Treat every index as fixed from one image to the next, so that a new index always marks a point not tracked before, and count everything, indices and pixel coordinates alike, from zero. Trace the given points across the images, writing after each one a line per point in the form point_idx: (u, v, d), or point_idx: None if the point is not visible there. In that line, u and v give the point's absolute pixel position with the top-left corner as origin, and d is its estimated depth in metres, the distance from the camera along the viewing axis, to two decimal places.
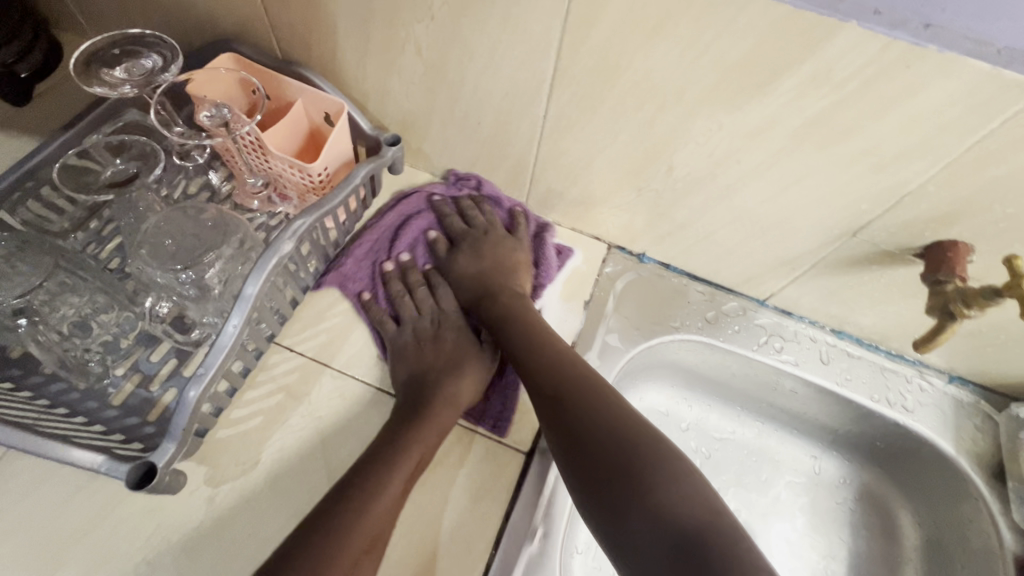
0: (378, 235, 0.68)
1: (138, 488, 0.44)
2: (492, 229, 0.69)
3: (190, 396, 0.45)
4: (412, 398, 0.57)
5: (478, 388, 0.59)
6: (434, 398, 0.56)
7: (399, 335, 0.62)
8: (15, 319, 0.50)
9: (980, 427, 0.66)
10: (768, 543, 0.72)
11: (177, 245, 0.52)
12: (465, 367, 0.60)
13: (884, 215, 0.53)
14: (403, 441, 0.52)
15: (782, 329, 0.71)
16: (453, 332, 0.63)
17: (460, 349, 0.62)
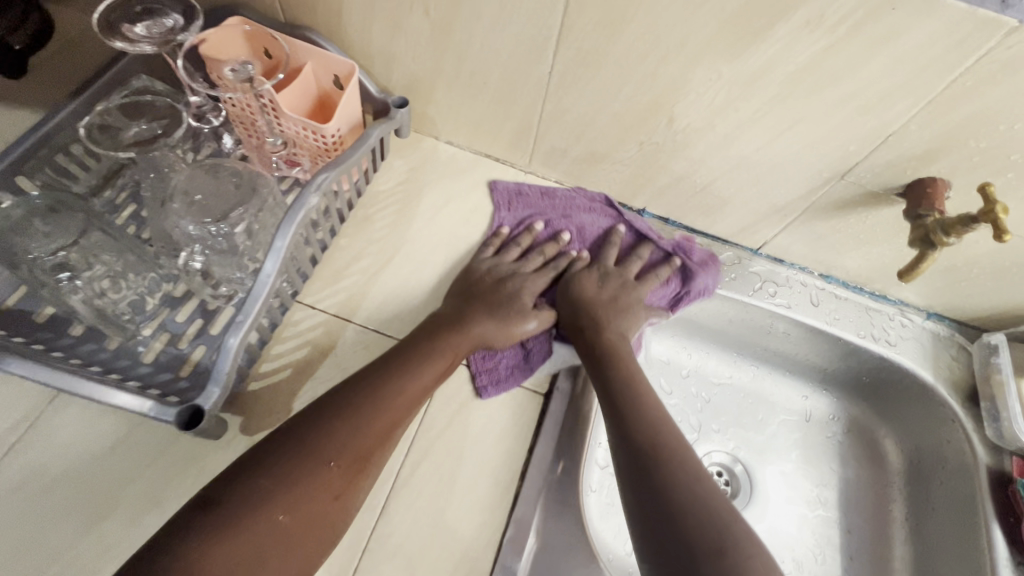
0: (559, 205, 0.74)
1: (189, 429, 0.46)
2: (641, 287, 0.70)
3: (230, 342, 0.48)
4: (454, 311, 0.63)
5: (487, 332, 0.63)
6: (464, 314, 0.63)
7: (488, 262, 0.69)
8: (55, 273, 0.51)
9: (956, 357, 0.72)
10: (762, 484, 0.77)
11: (208, 200, 0.53)
12: (509, 318, 0.64)
13: (870, 156, 0.57)
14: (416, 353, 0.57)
15: (775, 275, 0.75)
16: (522, 291, 0.67)
17: (511, 300, 0.66)
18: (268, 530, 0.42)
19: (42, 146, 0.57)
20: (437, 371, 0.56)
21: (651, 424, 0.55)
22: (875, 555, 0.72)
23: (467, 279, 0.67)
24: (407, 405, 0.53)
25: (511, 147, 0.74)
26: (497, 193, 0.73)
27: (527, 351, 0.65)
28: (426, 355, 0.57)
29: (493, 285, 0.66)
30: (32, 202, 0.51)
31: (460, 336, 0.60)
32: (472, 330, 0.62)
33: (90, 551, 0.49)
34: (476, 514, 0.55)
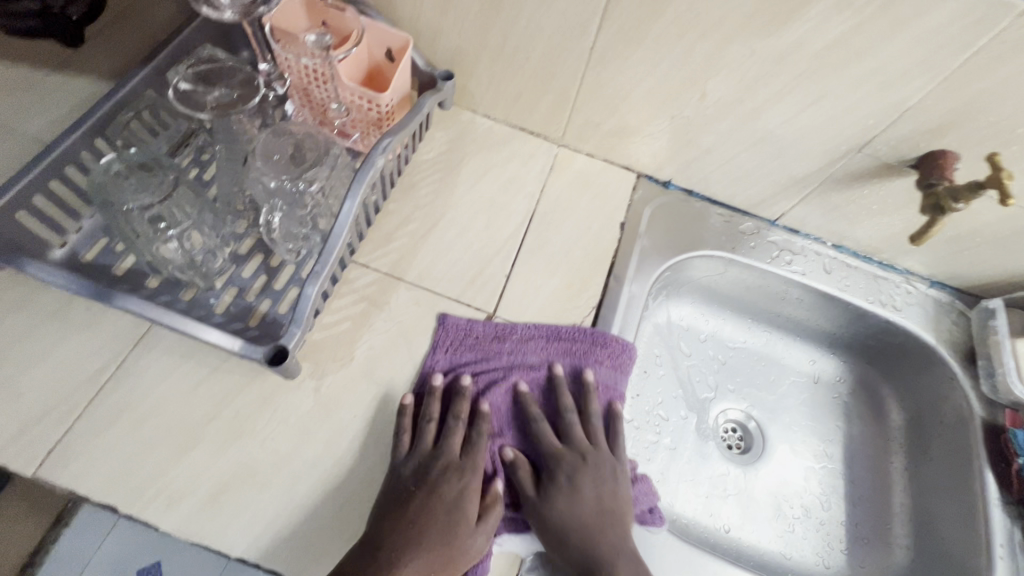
0: (505, 351, 0.64)
1: (274, 366, 0.52)
2: (601, 452, 0.61)
3: (310, 290, 0.54)
4: (380, 543, 0.51)
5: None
6: (381, 560, 0.50)
7: (412, 459, 0.56)
8: (155, 225, 0.56)
9: (956, 322, 0.78)
10: (771, 470, 0.82)
11: (284, 157, 0.58)
12: (454, 541, 0.52)
13: (887, 129, 0.62)
14: None
15: (791, 245, 0.81)
16: (452, 491, 0.55)
17: (451, 515, 0.53)
18: None
19: (119, 108, 0.61)
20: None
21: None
22: (877, 503, 0.79)
23: (396, 488, 0.54)
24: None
25: (546, 120, 0.78)
26: (446, 329, 0.64)
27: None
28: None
29: (427, 494, 0.54)
30: (129, 159, 0.55)
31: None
32: (397, 573, 0.50)
33: (179, 481, 0.53)
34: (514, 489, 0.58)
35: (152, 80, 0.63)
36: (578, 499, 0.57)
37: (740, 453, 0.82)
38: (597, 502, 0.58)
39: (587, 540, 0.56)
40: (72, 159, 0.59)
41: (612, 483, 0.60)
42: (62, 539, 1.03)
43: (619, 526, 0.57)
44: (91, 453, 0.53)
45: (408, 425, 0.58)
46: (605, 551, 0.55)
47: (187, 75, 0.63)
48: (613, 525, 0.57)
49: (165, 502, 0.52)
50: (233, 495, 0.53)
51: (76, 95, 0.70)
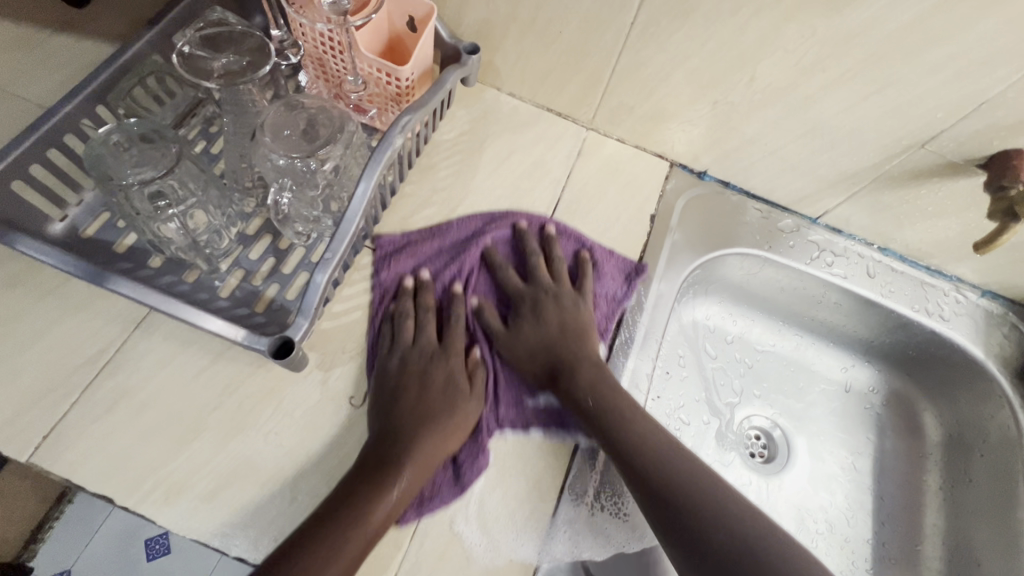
0: (441, 246, 0.65)
1: (279, 359, 0.48)
2: (561, 289, 0.65)
3: (319, 279, 0.50)
4: (394, 444, 0.52)
5: (432, 458, 0.53)
6: (394, 456, 0.51)
7: (392, 358, 0.57)
8: (153, 203, 0.50)
9: (1008, 335, 0.72)
10: (793, 478, 0.78)
11: (297, 135, 0.52)
12: (454, 419, 0.55)
13: (958, 124, 0.56)
14: (381, 478, 0.49)
15: (833, 245, 0.75)
16: (423, 371, 0.57)
17: (450, 390, 0.57)
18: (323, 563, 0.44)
19: (124, 74, 0.56)
20: (368, 534, 0.47)
21: (639, 453, 0.53)
22: (909, 523, 0.74)
23: (384, 390, 0.55)
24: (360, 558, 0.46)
25: (576, 102, 0.72)
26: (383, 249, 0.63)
27: (460, 460, 0.55)
28: (350, 522, 0.46)
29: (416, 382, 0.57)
30: (130, 130, 0.50)
31: (400, 482, 0.50)
32: (405, 470, 0.51)
33: (176, 474, 0.50)
34: (528, 494, 0.55)
35: (160, 43, 0.58)
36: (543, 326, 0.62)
37: (763, 462, 0.78)
38: (565, 316, 0.62)
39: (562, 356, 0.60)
40: (73, 128, 0.55)
41: (577, 305, 0.64)
42: (71, 508, 1.06)
43: (585, 340, 0.61)
44: (87, 441, 0.50)
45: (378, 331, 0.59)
46: (572, 360, 0.59)
47: (191, 38, 0.56)
48: (578, 340, 0.61)
49: (162, 497, 0.49)
50: (233, 492, 0.50)
51: (80, 59, 0.66)
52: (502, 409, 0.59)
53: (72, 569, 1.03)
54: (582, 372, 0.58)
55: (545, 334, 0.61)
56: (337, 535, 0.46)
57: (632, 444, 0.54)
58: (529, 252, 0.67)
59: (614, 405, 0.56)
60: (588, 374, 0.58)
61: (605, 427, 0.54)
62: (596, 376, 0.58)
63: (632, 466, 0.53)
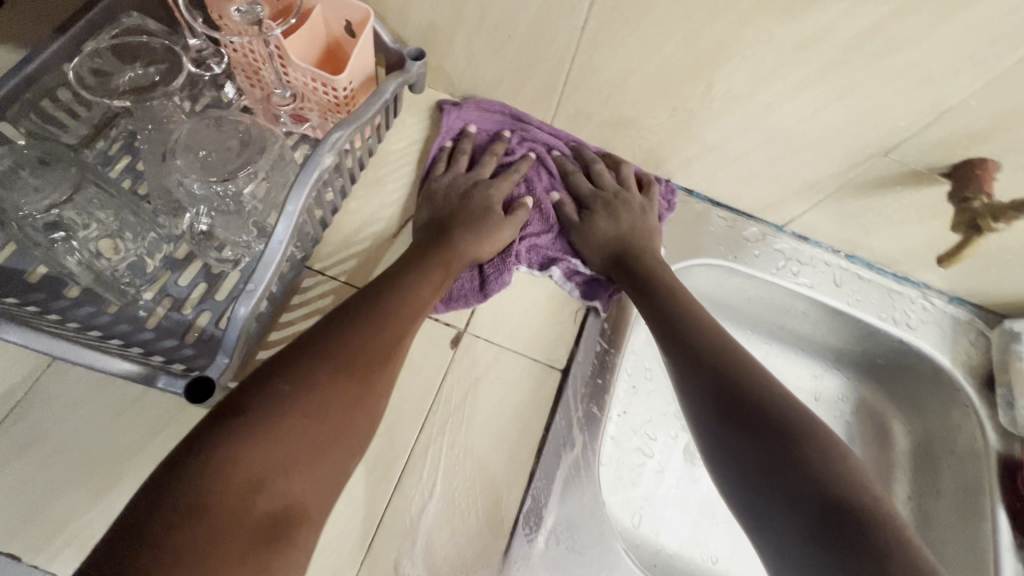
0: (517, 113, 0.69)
1: (196, 403, 0.44)
2: (630, 193, 0.67)
3: (240, 312, 0.45)
4: (432, 239, 0.59)
5: (462, 258, 0.59)
6: (436, 244, 0.58)
7: (442, 178, 0.65)
8: (50, 235, 0.46)
9: (975, 342, 0.71)
10: None
11: (212, 156, 0.49)
12: (487, 228, 0.61)
13: (920, 133, 0.53)
14: (412, 266, 0.55)
15: (799, 253, 0.73)
16: (485, 199, 0.63)
17: (486, 213, 0.62)
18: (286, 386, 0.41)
19: (28, 87, 0.51)
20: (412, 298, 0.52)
21: (693, 322, 0.56)
22: None
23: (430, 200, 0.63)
24: (413, 311, 0.52)
25: (532, 108, 0.69)
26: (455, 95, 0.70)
27: (485, 272, 0.62)
28: (396, 282, 0.53)
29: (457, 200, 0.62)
30: (20, 152, 0.46)
31: (439, 261, 0.57)
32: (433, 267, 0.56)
33: (94, 524, 0.46)
34: (476, 529, 0.52)
35: (69, 55, 0.52)
36: (609, 215, 0.64)
37: None
38: (629, 212, 0.65)
39: (620, 242, 0.64)
40: None
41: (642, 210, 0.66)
42: None
43: (650, 239, 0.65)
44: None
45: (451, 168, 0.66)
46: (635, 243, 0.64)
47: (99, 47, 0.51)
48: (643, 237, 0.65)
49: (76, 550, 0.46)
50: None
51: None
52: (542, 252, 0.65)
53: None
54: (642, 254, 0.63)
55: (614, 222, 0.64)
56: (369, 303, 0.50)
57: (689, 315, 0.57)
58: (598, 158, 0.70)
59: (674, 286, 0.60)
60: (648, 257, 0.63)
61: (666, 301, 0.59)
62: (653, 259, 0.63)
63: (683, 331, 0.55)
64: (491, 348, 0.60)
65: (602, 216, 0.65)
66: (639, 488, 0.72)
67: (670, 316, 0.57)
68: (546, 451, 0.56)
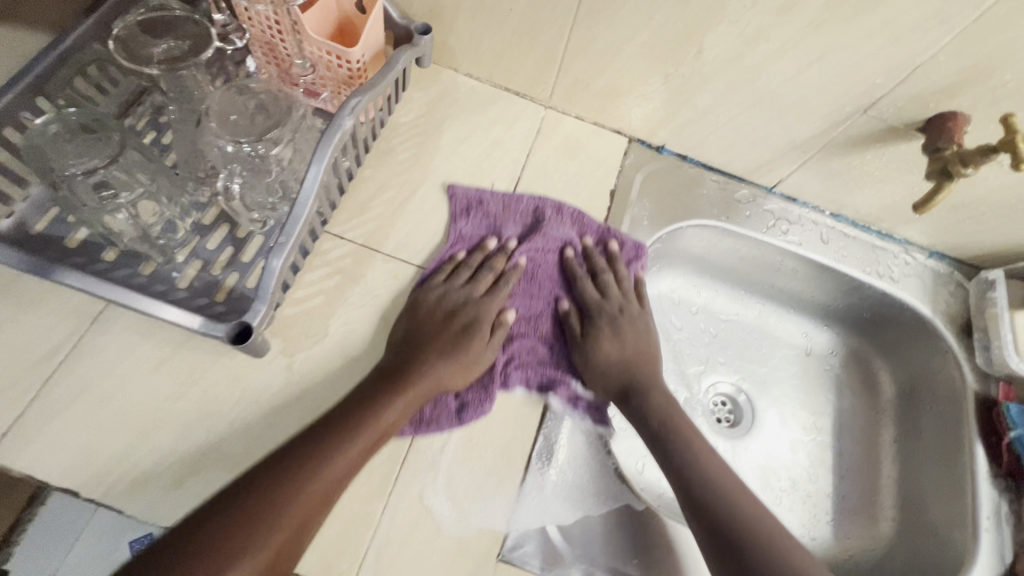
0: (523, 217, 0.69)
1: (239, 344, 0.49)
2: (629, 311, 0.67)
3: (275, 264, 0.50)
4: (409, 362, 0.58)
5: (437, 387, 0.57)
6: (412, 367, 0.57)
7: (436, 289, 0.63)
8: (99, 193, 0.51)
9: (953, 293, 0.76)
10: (762, 437, 0.80)
11: (242, 119, 0.53)
12: (465, 359, 0.59)
13: (896, 88, 0.57)
14: (377, 401, 0.53)
15: (788, 213, 0.77)
16: (479, 320, 0.62)
17: (468, 337, 0.60)
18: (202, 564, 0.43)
19: (61, 64, 0.54)
20: (374, 435, 0.52)
21: (706, 480, 0.55)
22: (866, 473, 0.78)
23: (418, 318, 0.61)
24: (364, 452, 0.51)
25: (533, 80, 0.72)
26: (458, 197, 0.68)
27: (463, 398, 0.59)
28: (362, 419, 0.52)
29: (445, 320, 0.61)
30: (68, 119, 0.49)
31: (409, 387, 0.55)
32: (398, 402, 0.54)
33: (143, 461, 0.51)
34: (491, 464, 0.56)
35: (99, 32, 0.56)
36: (613, 343, 0.64)
37: (730, 427, 0.81)
38: (628, 337, 0.66)
39: (622, 369, 0.63)
40: (10, 120, 0.52)
41: (641, 331, 0.67)
42: None
43: (651, 369, 0.65)
44: (50, 434, 0.50)
45: (450, 282, 0.64)
46: (640, 384, 0.63)
47: (128, 22, 0.55)
48: (644, 365, 0.64)
49: (129, 485, 0.50)
50: (201, 477, 0.51)
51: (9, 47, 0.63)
52: (531, 368, 0.62)
53: None
54: (646, 393, 0.62)
55: (614, 349, 0.64)
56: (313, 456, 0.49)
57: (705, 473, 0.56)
58: (600, 270, 0.68)
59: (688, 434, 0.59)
60: (652, 391, 0.62)
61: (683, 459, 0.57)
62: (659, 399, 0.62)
63: (702, 494, 0.55)
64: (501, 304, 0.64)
65: (603, 342, 0.64)
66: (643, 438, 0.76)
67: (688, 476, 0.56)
68: (556, 394, 0.60)
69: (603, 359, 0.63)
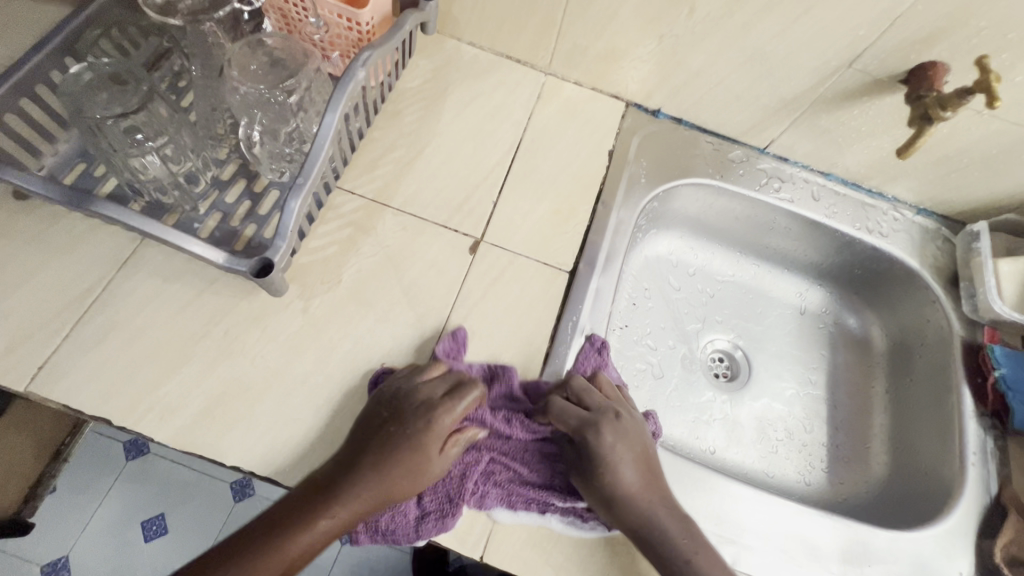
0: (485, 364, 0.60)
1: (261, 279, 0.53)
2: (624, 421, 0.56)
3: (293, 205, 0.53)
4: (332, 481, 0.49)
5: (352, 515, 0.49)
6: (340, 485, 0.49)
7: (389, 388, 0.54)
8: (132, 138, 0.53)
9: (941, 247, 0.79)
10: (760, 391, 0.83)
11: (261, 69, 0.57)
12: (391, 484, 0.50)
13: (879, 40, 0.60)
14: (285, 531, 0.47)
15: (780, 172, 0.80)
16: (419, 435, 0.51)
17: (403, 456, 0.50)
18: None
19: (88, 26, 0.58)
20: (288, 556, 0.47)
21: None
22: (859, 424, 0.80)
23: (362, 430, 0.52)
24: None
25: (532, 47, 0.76)
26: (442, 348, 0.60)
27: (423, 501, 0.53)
28: (275, 542, 0.47)
29: (383, 432, 0.52)
30: (102, 69, 0.53)
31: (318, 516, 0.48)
32: (305, 536, 0.47)
33: (169, 395, 0.54)
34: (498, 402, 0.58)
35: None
36: (618, 468, 0.53)
37: (726, 381, 0.83)
38: (632, 458, 0.54)
39: (632, 501, 0.52)
40: (43, 78, 0.56)
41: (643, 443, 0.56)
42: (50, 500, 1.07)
43: (666, 496, 0.54)
44: (82, 369, 0.53)
45: (396, 387, 0.54)
46: (653, 524, 0.51)
47: None
48: (654, 489, 0.53)
49: (157, 416, 0.53)
50: (225, 407, 0.54)
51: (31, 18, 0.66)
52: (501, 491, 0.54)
53: (69, 557, 1.05)
54: (665, 532, 0.51)
55: (622, 476, 0.52)
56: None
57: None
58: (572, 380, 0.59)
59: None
60: (669, 531, 0.51)
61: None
62: (682, 539, 0.51)
63: None
64: (505, 255, 0.67)
65: (601, 467, 0.53)
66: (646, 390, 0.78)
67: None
68: (560, 335, 0.64)
69: (606, 488, 0.52)
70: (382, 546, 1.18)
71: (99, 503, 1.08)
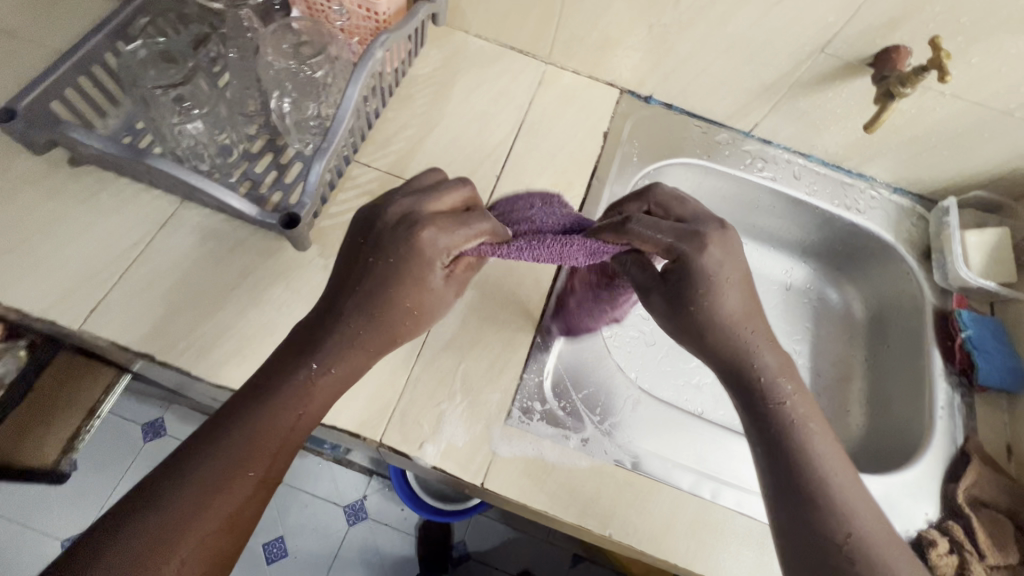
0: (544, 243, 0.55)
1: (289, 231, 0.59)
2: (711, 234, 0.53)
3: (317, 167, 0.60)
4: (329, 339, 0.50)
5: (352, 366, 0.51)
6: (330, 347, 0.50)
7: (396, 211, 0.51)
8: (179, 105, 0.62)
9: (916, 224, 0.84)
10: None
11: (290, 47, 0.66)
12: (390, 329, 0.52)
13: (846, 26, 0.67)
14: (279, 398, 0.48)
15: (764, 153, 0.86)
16: (423, 261, 0.50)
17: (402, 287, 0.51)
18: (183, 496, 0.44)
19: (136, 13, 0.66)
20: (286, 428, 0.49)
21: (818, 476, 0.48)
22: (841, 390, 0.84)
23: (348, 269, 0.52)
24: (264, 443, 0.47)
25: (533, 38, 0.83)
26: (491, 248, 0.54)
27: None
28: (270, 417, 0.48)
29: (375, 255, 0.51)
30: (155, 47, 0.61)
31: (315, 369, 0.50)
32: (307, 399, 0.49)
33: (205, 337, 0.60)
34: (499, 351, 0.64)
35: None
36: (719, 292, 0.51)
37: None
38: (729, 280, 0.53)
39: (716, 320, 0.52)
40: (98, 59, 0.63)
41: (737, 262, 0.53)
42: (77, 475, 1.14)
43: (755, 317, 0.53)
44: (128, 313, 0.60)
45: (407, 206, 0.52)
46: (748, 349, 0.52)
47: None
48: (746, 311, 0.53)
49: (194, 354, 0.59)
50: (254, 349, 0.60)
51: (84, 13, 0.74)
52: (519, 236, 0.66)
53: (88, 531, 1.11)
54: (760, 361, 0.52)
55: (718, 294, 0.51)
56: (236, 450, 0.46)
57: (816, 467, 0.49)
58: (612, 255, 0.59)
59: (796, 423, 0.50)
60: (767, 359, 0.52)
61: (789, 447, 0.49)
62: (775, 368, 0.52)
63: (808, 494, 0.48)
64: None
65: (698, 285, 0.51)
66: (635, 360, 0.83)
67: (795, 466, 0.49)
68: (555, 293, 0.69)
69: (699, 304, 0.52)
70: (388, 528, 1.21)
71: (120, 479, 1.15)
